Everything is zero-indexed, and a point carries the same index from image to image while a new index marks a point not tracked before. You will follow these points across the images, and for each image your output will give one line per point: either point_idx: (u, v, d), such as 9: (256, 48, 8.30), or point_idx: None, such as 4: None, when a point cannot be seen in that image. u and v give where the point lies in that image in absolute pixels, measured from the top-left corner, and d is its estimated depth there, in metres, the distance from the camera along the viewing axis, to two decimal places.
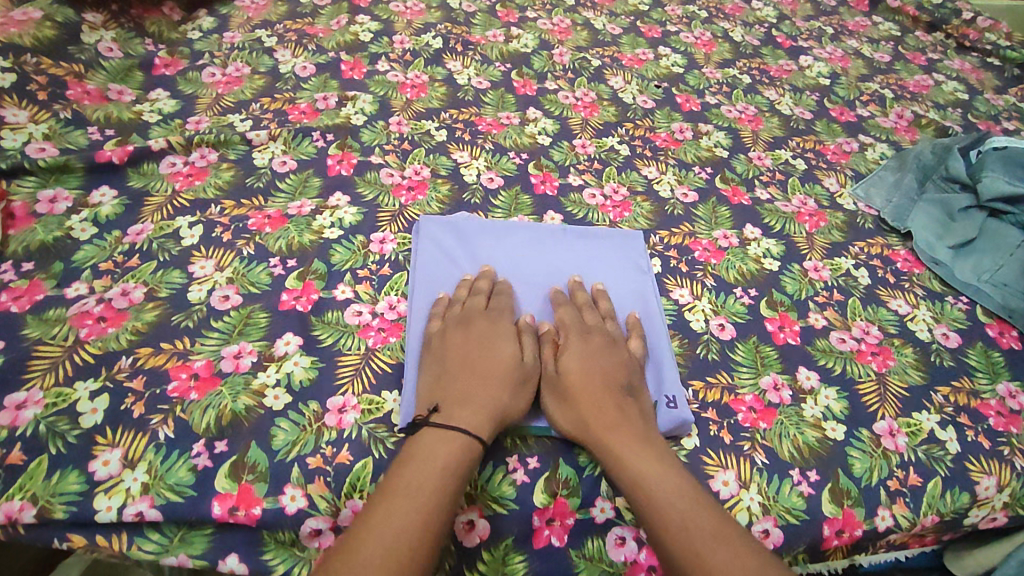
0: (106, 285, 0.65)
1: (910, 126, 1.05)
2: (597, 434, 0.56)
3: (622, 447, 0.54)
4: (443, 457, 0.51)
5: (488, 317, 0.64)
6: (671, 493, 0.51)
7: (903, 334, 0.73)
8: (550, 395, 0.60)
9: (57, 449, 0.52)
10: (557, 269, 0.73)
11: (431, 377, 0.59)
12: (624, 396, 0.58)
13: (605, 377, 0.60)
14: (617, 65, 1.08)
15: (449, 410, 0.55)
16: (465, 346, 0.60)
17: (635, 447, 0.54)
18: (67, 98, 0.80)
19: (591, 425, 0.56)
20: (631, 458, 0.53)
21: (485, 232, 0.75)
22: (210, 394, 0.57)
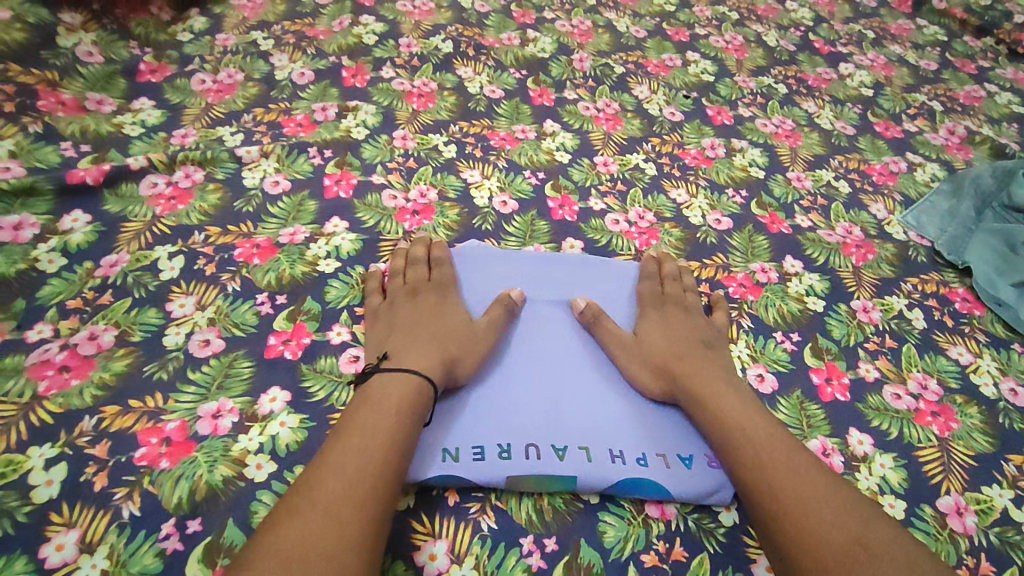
0: (72, 327, 0.58)
1: (963, 143, 0.96)
2: (690, 385, 0.59)
3: (713, 398, 0.58)
4: (397, 400, 0.53)
5: (433, 284, 0.66)
6: (764, 437, 0.54)
7: (967, 389, 0.65)
8: (632, 352, 0.63)
9: (3, 530, 0.45)
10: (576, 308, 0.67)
11: (378, 337, 0.61)
12: (707, 358, 0.62)
13: (683, 341, 0.63)
14: (641, 73, 1.00)
15: (398, 359, 0.58)
16: (411, 309, 0.63)
17: (716, 389, 0.58)
18: (39, 110, 0.73)
19: (683, 378, 0.60)
20: (713, 398, 0.58)
21: (500, 267, 0.70)
22: (183, 462, 0.50)
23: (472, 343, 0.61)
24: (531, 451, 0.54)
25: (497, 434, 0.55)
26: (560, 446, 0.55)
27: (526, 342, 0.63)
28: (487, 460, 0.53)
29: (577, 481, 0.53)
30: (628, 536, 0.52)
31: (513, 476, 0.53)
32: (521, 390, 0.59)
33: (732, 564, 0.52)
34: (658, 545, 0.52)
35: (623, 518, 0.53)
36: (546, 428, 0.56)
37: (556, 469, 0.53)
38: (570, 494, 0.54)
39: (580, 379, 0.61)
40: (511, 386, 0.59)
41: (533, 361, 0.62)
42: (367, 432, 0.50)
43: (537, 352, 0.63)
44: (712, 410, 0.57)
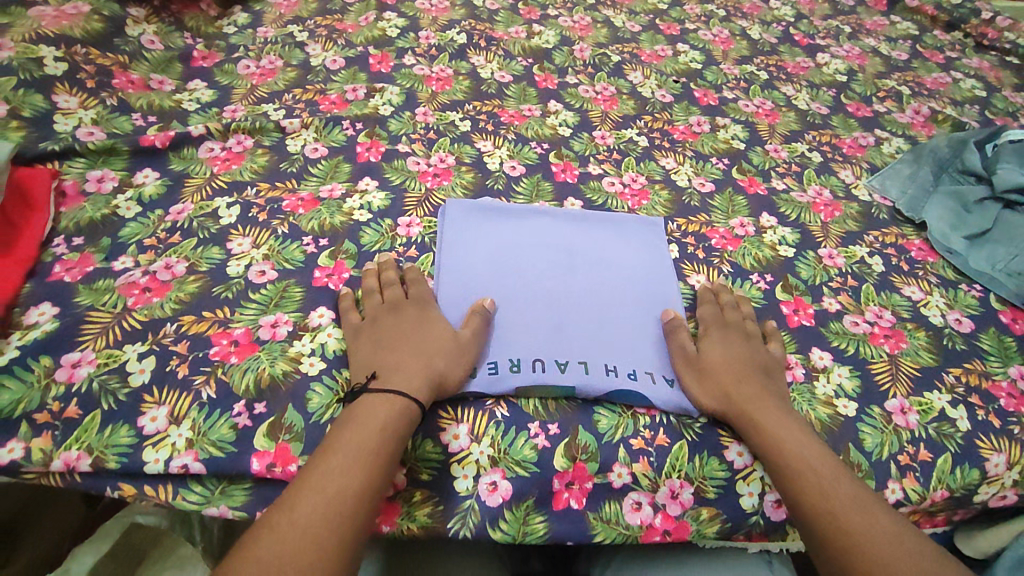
0: (150, 259, 0.69)
1: (927, 121, 1.06)
2: (753, 407, 0.60)
3: (770, 421, 0.59)
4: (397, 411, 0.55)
5: (410, 296, 0.66)
6: (809, 455, 0.57)
7: (917, 318, 0.75)
8: (699, 375, 0.63)
9: (108, 406, 0.56)
10: (579, 251, 0.76)
11: (363, 354, 0.61)
12: (764, 379, 0.63)
13: (743, 363, 0.64)
14: (636, 61, 1.11)
15: (388, 378, 0.58)
16: (393, 322, 0.63)
17: (775, 418, 0.59)
18: (113, 87, 0.85)
19: (746, 401, 0.61)
20: (773, 430, 0.58)
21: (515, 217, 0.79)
22: (249, 359, 0.60)
23: (460, 341, 0.62)
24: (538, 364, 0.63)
25: (507, 352, 0.64)
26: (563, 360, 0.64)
27: (534, 278, 0.72)
28: (500, 372, 0.62)
29: (576, 390, 0.62)
30: (619, 425, 0.61)
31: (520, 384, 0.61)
32: (532, 315, 0.68)
33: (707, 449, 0.61)
34: (644, 432, 0.61)
35: (615, 412, 0.62)
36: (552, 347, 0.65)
37: (557, 379, 0.62)
38: (570, 399, 0.62)
39: (581, 310, 0.69)
40: (521, 312, 0.68)
41: (542, 293, 0.70)
42: (364, 431, 0.53)
43: (546, 286, 0.71)
44: (774, 433, 0.58)
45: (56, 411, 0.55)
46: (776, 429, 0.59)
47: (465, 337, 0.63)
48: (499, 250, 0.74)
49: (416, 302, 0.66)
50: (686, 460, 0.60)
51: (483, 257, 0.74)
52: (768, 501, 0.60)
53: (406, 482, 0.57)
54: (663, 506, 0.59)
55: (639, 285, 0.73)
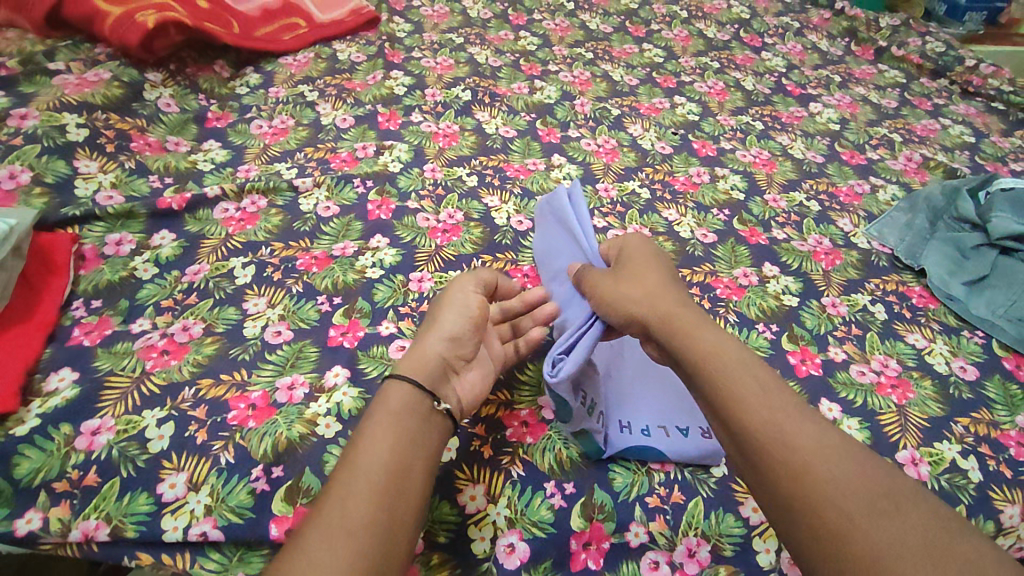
0: (168, 321, 0.70)
1: (919, 168, 1.09)
2: (666, 314, 0.58)
3: (685, 329, 0.56)
4: (391, 409, 0.53)
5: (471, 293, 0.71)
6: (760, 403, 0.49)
7: (922, 366, 0.76)
8: (606, 287, 0.62)
9: (128, 473, 0.56)
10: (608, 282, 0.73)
11: None
12: (669, 289, 0.62)
13: (657, 291, 0.62)
14: (635, 114, 1.15)
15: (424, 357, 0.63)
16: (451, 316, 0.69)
17: (700, 334, 0.56)
18: (132, 150, 0.87)
19: (654, 304, 0.59)
20: (698, 345, 0.55)
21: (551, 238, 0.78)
22: (267, 422, 0.61)
23: (451, 301, 0.64)
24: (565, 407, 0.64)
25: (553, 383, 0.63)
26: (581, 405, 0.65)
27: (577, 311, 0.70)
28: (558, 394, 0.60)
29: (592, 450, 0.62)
30: (634, 483, 0.61)
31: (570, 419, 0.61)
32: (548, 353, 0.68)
33: (722, 505, 0.61)
34: (659, 489, 0.61)
35: (629, 468, 0.62)
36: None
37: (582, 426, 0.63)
38: (583, 457, 0.63)
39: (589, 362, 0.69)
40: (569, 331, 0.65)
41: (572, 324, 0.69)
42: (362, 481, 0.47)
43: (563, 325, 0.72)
44: (695, 356, 0.54)
45: (76, 479, 0.55)
46: (716, 370, 0.52)
47: (456, 295, 0.65)
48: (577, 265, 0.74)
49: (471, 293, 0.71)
50: (701, 518, 0.60)
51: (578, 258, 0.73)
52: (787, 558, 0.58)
53: (423, 545, 0.56)
54: (680, 564, 0.57)
55: None
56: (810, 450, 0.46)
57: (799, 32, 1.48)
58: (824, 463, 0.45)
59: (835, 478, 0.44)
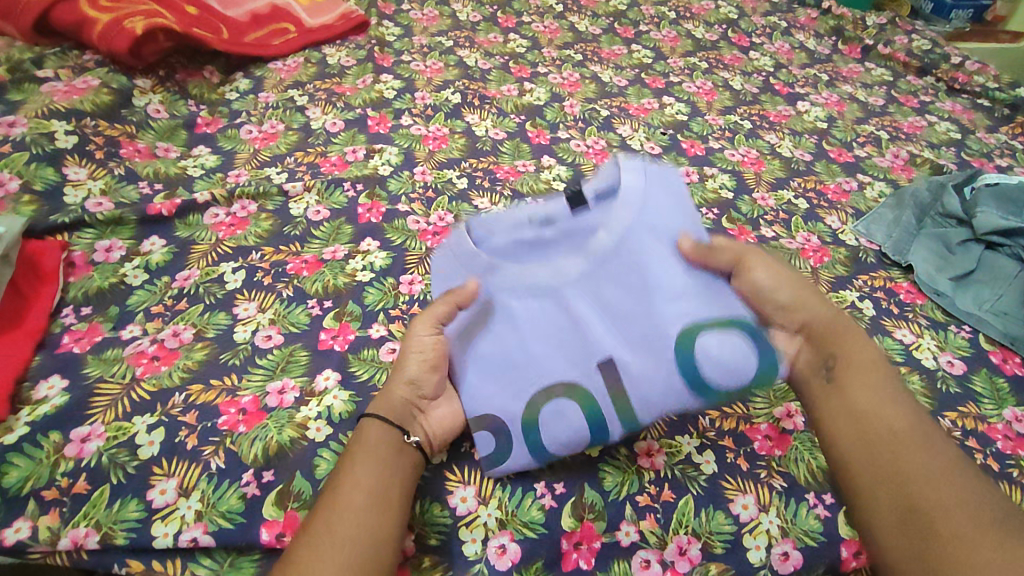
0: (158, 327, 0.70)
1: (906, 165, 1.10)
2: (839, 331, 0.64)
3: (855, 348, 0.63)
4: (374, 439, 0.56)
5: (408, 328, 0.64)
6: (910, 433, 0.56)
7: (909, 361, 0.77)
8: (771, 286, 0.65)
9: (117, 480, 0.56)
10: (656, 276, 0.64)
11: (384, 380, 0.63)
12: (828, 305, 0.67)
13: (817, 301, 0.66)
14: (624, 115, 1.15)
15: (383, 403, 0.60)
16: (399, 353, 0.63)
17: (854, 357, 0.62)
18: (121, 157, 0.87)
19: (833, 321, 0.65)
20: (852, 369, 0.61)
21: (651, 211, 0.66)
22: (257, 427, 0.61)
23: (410, 346, 0.62)
24: (598, 399, 0.61)
25: (615, 372, 0.61)
26: (541, 394, 0.62)
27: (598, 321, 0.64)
28: (654, 392, 0.60)
29: (502, 453, 0.60)
30: (624, 482, 0.62)
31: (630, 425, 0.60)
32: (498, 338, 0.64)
33: (712, 503, 0.61)
34: (650, 488, 0.62)
35: (620, 467, 0.63)
36: (573, 363, 0.62)
37: (587, 430, 0.60)
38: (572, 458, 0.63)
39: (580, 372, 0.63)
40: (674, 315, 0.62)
41: (624, 299, 0.64)
42: (343, 504, 0.51)
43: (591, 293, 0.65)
44: (862, 380, 0.60)
45: (65, 486, 0.55)
46: (867, 391, 0.59)
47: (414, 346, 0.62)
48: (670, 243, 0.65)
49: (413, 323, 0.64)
50: (691, 516, 0.60)
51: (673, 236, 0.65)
52: (776, 554, 0.59)
53: (414, 547, 0.56)
54: (671, 563, 0.58)
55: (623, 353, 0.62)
56: (943, 468, 0.53)
57: (786, 32, 1.49)
58: (944, 481, 0.52)
59: (966, 494, 0.52)
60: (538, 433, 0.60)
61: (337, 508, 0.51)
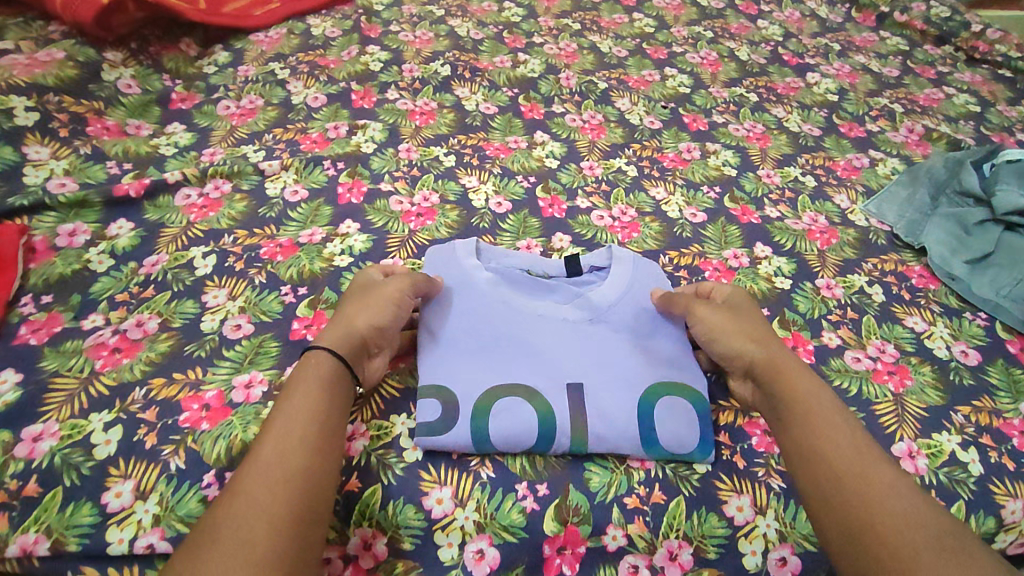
0: (122, 316, 0.66)
1: (921, 140, 1.04)
2: (776, 360, 0.58)
3: (801, 379, 0.56)
4: (316, 376, 0.53)
5: (367, 287, 0.64)
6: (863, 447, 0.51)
7: (921, 351, 0.72)
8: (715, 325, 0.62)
9: (71, 481, 0.53)
10: (646, 322, 0.67)
11: (335, 322, 0.60)
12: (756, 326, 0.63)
13: (753, 330, 0.62)
14: (623, 87, 1.09)
15: (334, 338, 0.57)
16: (354, 303, 0.62)
17: (796, 379, 0.56)
18: (87, 135, 0.82)
19: (775, 356, 0.59)
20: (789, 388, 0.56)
21: (643, 271, 0.71)
22: (221, 424, 0.57)
23: (370, 295, 0.61)
24: (558, 413, 0.59)
25: (583, 398, 0.61)
26: (507, 386, 0.61)
27: (553, 349, 0.64)
28: (613, 427, 0.59)
29: (443, 425, 0.58)
30: (613, 483, 0.58)
31: (578, 449, 0.58)
32: (472, 346, 0.63)
33: (705, 505, 0.57)
34: (639, 489, 0.58)
35: (607, 467, 0.59)
36: (545, 374, 0.62)
37: (534, 434, 0.58)
38: (556, 456, 0.59)
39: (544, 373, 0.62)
40: (647, 368, 0.63)
41: (603, 347, 0.64)
42: (283, 438, 0.48)
43: (572, 333, 0.65)
44: (804, 403, 0.54)
45: (15, 489, 0.52)
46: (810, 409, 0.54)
47: (380, 294, 0.61)
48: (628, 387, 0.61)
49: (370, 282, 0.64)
50: (683, 519, 0.56)
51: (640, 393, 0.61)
52: (772, 559, 0.56)
53: (387, 552, 0.53)
54: (661, 569, 0.55)
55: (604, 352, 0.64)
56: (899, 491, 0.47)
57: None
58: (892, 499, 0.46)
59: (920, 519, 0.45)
60: (484, 418, 0.58)
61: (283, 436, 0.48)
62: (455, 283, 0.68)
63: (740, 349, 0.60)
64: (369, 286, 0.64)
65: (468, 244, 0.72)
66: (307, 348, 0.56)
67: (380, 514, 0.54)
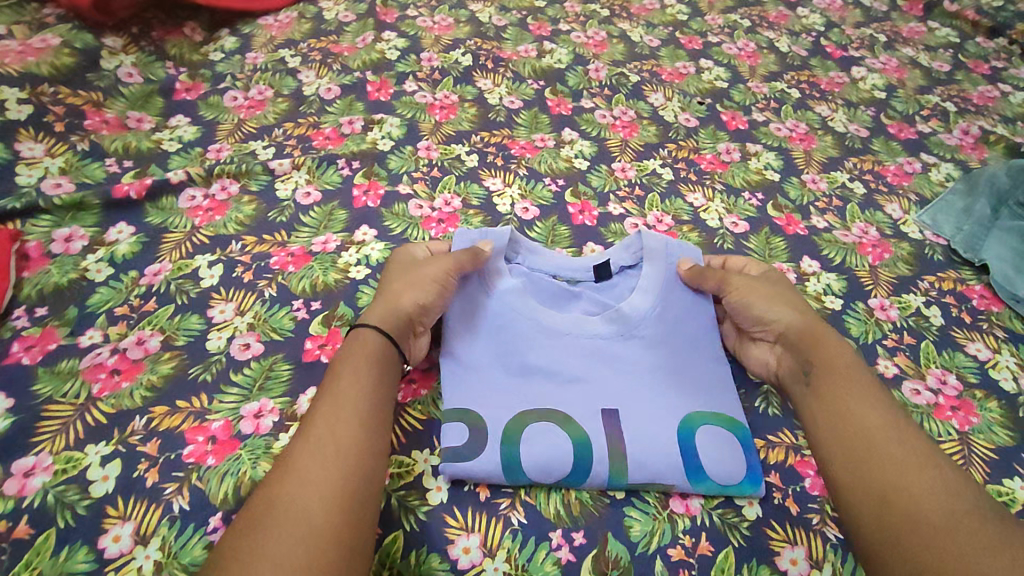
0: (121, 333, 0.61)
1: (977, 143, 0.97)
2: (809, 331, 0.59)
3: (821, 342, 0.59)
4: (367, 355, 0.54)
5: (410, 265, 0.63)
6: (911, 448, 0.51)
7: (986, 383, 0.66)
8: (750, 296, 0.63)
9: (65, 522, 0.48)
10: (683, 339, 0.62)
11: (380, 300, 0.59)
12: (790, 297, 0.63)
13: (784, 300, 0.62)
14: (656, 81, 1.02)
15: (379, 316, 0.57)
16: (398, 281, 0.61)
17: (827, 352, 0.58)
18: (85, 129, 0.77)
19: (806, 325, 0.60)
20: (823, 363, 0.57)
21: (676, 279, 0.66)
22: (229, 459, 0.53)
23: (416, 274, 0.61)
24: (594, 439, 0.55)
25: (620, 426, 0.55)
26: (540, 410, 0.56)
27: (584, 372, 0.59)
28: (655, 458, 0.54)
29: (470, 450, 0.54)
30: (655, 532, 0.53)
31: (617, 481, 0.53)
32: (499, 369, 0.59)
33: (756, 556, 0.52)
34: (684, 539, 0.53)
35: (648, 514, 0.54)
36: (577, 400, 0.57)
37: (570, 462, 0.54)
38: (593, 498, 0.54)
39: (576, 397, 0.57)
40: (687, 394, 0.58)
41: (637, 366, 0.59)
42: (334, 417, 0.49)
43: (604, 350, 0.60)
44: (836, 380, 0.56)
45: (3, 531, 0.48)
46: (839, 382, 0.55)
47: (427, 271, 0.60)
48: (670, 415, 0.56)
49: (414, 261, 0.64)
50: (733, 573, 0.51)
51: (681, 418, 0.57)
52: None
53: None
54: None
55: (641, 373, 0.59)
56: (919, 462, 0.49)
57: None
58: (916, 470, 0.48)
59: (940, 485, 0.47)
60: (515, 444, 0.54)
61: (331, 414, 0.49)
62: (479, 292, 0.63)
63: (771, 318, 0.61)
64: (412, 266, 0.63)
65: (501, 234, 0.66)
66: (353, 327, 0.57)
67: (401, 562, 0.50)
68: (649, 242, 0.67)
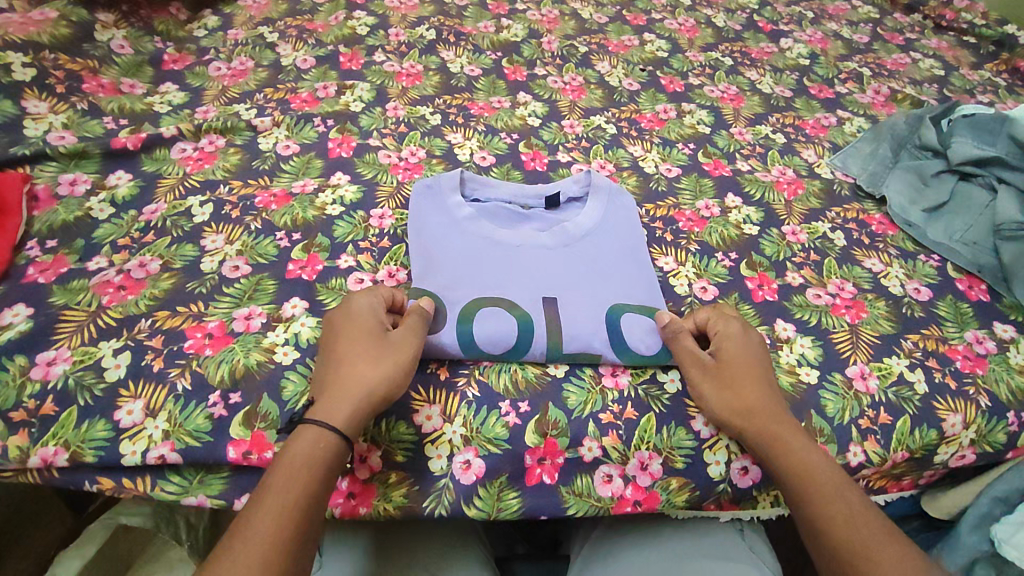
0: (125, 258, 0.70)
1: (887, 101, 1.09)
2: (772, 425, 0.58)
3: (791, 436, 0.58)
4: (320, 443, 0.51)
5: (366, 334, 0.58)
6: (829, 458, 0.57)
7: (877, 289, 0.77)
8: (715, 384, 0.61)
9: (84, 401, 0.57)
10: (617, 249, 0.75)
11: (333, 387, 0.55)
12: (763, 375, 0.62)
13: (753, 383, 0.61)
14: (603, 51, 1.13)
15: (333, 410, 0.53)
16: (354, 356, 0.56)
17: (798, 437, 0.58)
18: (84, 91, 0.85)
19: (768, 418, 0.59)
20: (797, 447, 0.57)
21: (615, 208, 0.79)
22: (223, 350, 0.62)
23: (377, 354, 0.57)
24: (534, 321, 0.65)
25: (559, 313, 0.66)
26: (490, 298, 0.67)
27: (532, 274, 0.70)
28: (587, 336, 0.65)
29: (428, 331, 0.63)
30: (588, 401, 0.63)
31: (553, 354, 0.64)
32: (458, 269, 0.69)
33: (673, 420, 0.63)
34: (613, 406, 0.63)
35: (584, 386, 0.64)
36: (524, 294, 0.68)
37: (513, 338, 0.64)
38: (539, 378, 0.64)
39: (524, 291, 0.68)
40: (618, 292, 0.70)
41: (579, 268, 0.72)
42: (302, 460, 0.50)
43: (549, 258, 0.72)
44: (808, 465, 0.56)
45: (33, 408, 0.57)
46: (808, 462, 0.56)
47: (391, 356, 0.57)
48: (603, 306, 0.68)
49: (367, 325, 0.59)
50: (653, 432, 0.62)
51: (609, 308, 0.68)
52: (735, 468, 0.62)
53: (381, 464, 0.59)
54: (633, 478, 0.61)
55: (580, 276, 0.71)
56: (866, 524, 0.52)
57: None
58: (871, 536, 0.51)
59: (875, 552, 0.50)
60: (468, 326, 0.64)
61: (305, 456, 0.50)
62: (443, 218, 0.75)
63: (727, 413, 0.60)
64: (366, 335, 0.58)
65: (452, 177, 0.78)
66: (303, 419, 0.52)
67: (373, 429, 0.59)
68: (597, 179, 0.80)
